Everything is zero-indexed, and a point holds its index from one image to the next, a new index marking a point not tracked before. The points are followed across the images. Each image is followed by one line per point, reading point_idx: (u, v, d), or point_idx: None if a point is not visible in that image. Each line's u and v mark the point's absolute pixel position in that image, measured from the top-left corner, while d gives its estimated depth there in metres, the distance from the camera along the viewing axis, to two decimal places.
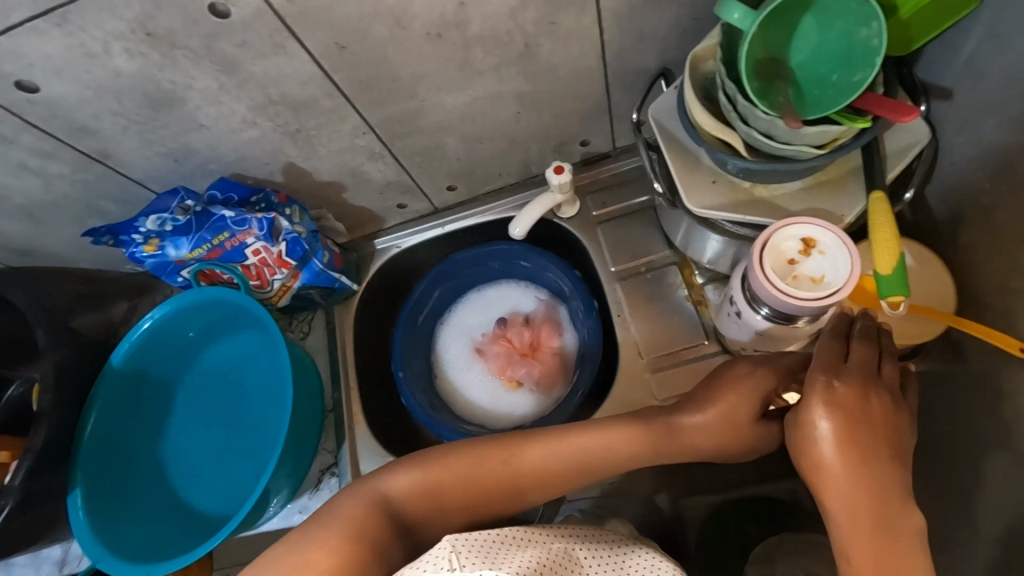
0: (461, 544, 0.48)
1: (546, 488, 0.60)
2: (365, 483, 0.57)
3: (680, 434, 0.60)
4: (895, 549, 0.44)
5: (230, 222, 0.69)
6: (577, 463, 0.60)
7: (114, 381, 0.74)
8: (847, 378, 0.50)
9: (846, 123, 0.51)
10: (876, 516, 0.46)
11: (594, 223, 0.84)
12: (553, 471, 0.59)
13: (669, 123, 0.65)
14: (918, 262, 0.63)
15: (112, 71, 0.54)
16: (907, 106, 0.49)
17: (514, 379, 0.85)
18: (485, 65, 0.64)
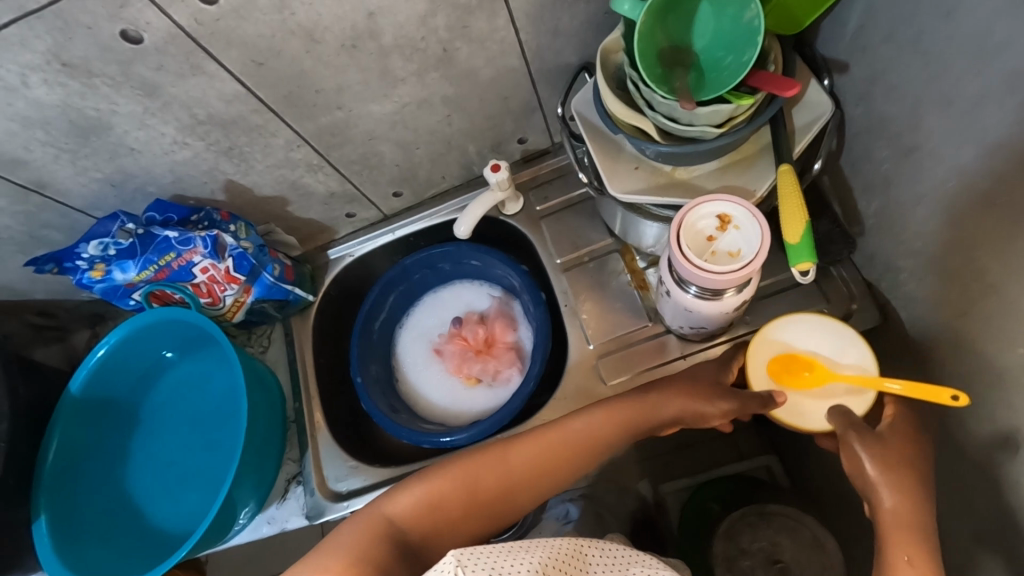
0: (467, 559, 0.46)
1: (543, 484, 0.62)
2: (371, 510, 0.58)
3: (640, 414, 0.63)
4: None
5: (175, 242, 0.70)
6: (569, 456, 0.62)
7: (72, 410, 0.76)
8: (896, 434, 0.54)
9: (734, 101, 0.54)
10: (923, 547, 0.49)
11: (538, 218, 0.86)
12: (553, 470, 0.62)
13: (590, 115, 0.68)
14: (821, 328, 0.61)
15: (32, 102, 0.55)
16: (789, 81, 0.52)
17: (475, 376, 0.86)
18: (406, 73, 0.66)
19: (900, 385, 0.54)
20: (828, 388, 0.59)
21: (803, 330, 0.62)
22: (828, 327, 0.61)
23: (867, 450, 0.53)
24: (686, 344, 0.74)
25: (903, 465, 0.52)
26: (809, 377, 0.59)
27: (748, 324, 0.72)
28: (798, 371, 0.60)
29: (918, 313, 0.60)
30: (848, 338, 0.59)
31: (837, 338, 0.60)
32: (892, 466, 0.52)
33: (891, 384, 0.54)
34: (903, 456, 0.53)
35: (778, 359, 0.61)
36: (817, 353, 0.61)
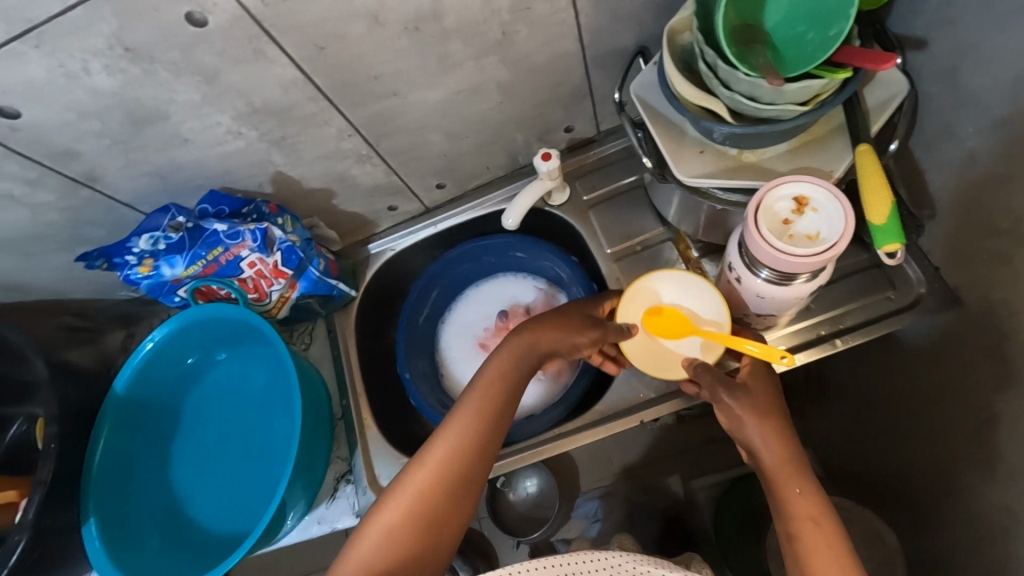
0: None
1: (481, 461, 0.59)
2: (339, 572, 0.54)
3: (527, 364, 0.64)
4: (823, 503, 0.56)
5: (223, 236, 0.69)
6: (482, 424, 0.60)
7: (118, 409, 0.74)
8: (755, 386, 0.62)
9: (825, 76, 0.52)
10: (808, 482, 0.57)
11: (586, 208, 0.84)
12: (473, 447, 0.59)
13: (651, 99, 0.66)
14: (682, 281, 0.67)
15: (90, 91, 0.53)
16: (885, 54, 0.49)
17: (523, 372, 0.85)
18: (464, 57, 0.64)
19: (758, 347, 0.60)
20: (687, 339, 0.66)
21: (669, 286, 0.67)
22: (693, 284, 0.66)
23: (739, 404, 0.60)
24: None
25: (770, 409, 0.60)
26: (673, 327, 0.65)
27: (811, 311, 0.71)
28: (663, 321, 0.66)
29: (999, 295, 0.59)
30: (709, 296, 0.65)
31: (698, 294, 0.66)
32: (761, 410, 0.60)
33: (739, 342, 0.61)
34: (767, 404, 0.61)
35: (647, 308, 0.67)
36: (680, 305, 0.67)
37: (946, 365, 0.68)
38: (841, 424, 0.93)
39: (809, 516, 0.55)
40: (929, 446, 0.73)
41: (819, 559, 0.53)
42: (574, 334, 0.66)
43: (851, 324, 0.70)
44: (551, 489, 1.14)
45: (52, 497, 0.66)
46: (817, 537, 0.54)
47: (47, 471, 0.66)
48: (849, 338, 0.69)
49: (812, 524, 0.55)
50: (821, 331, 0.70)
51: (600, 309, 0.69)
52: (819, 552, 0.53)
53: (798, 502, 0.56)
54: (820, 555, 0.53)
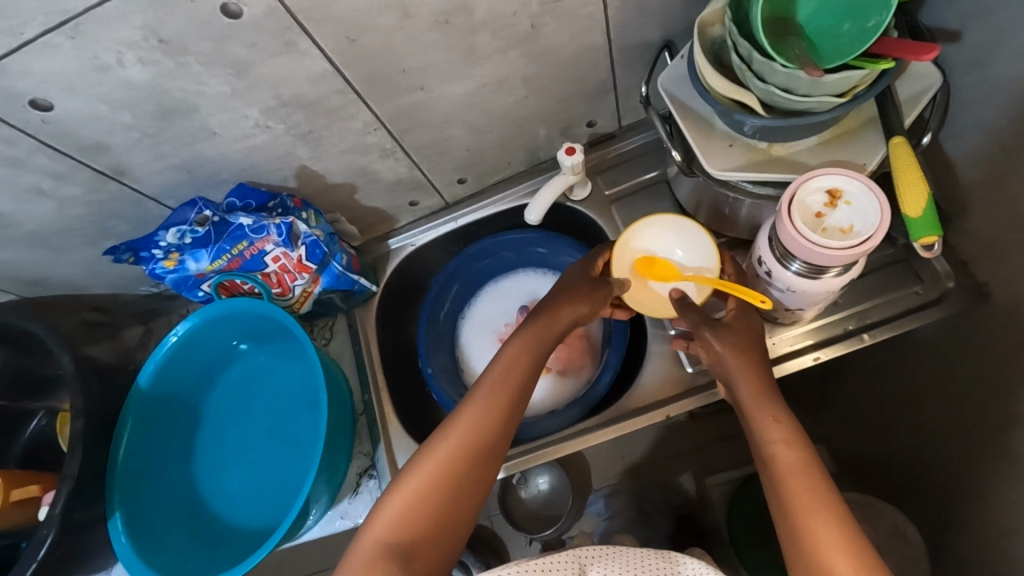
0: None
1: (496, 446, 0.58)
2: (357, 549, 0.54)
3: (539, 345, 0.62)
4: (795, 427, 0.56)
5: (248, 230, 0.69)
6: (497, 411, 0.59)
7: (142, 403, 0.74)
8: (736, 324, 0.63)
9: (866, 67, 0.51)
10: (780, 410, 0.58)
11: (608, 203, 0.84)
12: (488, 437, 0.58)
13: (679, 92, 0.66)
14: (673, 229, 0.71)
15: (122, 83, 0.53)
16: (926, 44, 0.49)
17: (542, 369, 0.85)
18: (492, 50, 0.63)
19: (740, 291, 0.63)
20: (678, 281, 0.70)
21: (660, 233, 0.71)
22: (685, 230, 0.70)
23: (722, 340, 0.61)
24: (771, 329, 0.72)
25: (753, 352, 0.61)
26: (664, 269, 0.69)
27: (838, 305, 0.70)
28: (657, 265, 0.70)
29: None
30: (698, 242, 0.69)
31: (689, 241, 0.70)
32: (744, 353, 0.61)
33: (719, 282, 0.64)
34: (748, 343, 0.62)
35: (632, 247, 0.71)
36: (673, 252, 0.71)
37: (972, 360, 0.68)
38: (860, 420, 0.93)
39: (781, 440, 0.56)
40: (953, 442, 0.73)
41: (797, 481, 0.53)
42: (581, 306, 0.64)
43: (878, 319, 0.69)
44: (564, 486, 1.14)
45: (78, 491, 0.66)
46: (790, 459, 0.54)
47: (73, 465, 0.66)
48: (876, 333, 0.69)
49: (783, 446, 0.55)
50: (847, 326, 0.70)
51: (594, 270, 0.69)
52: (796, 473, 0.53)
53: (774, 434, 0.56)
54: (794, 477, 0.53)
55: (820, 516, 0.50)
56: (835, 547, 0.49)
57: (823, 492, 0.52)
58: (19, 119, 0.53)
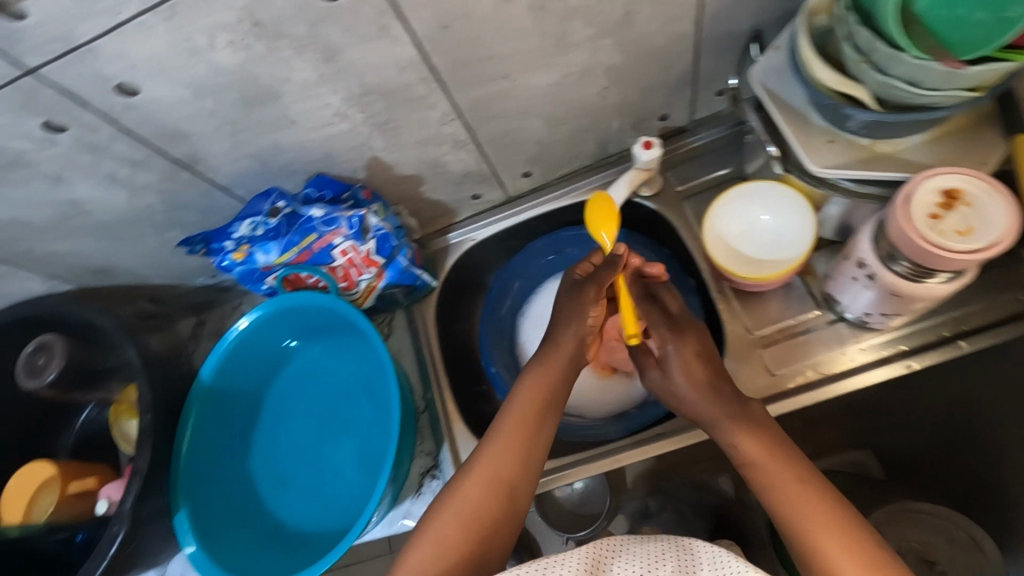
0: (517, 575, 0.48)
1: (524, 471, 0.57)
2: None
3: (555, 357, 0.65)
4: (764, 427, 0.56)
5: (318, 222, 0.67)
6: (521, 433, 0.59)
7: (204, 398, 0.73)
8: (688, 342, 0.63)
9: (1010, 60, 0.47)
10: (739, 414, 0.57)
11: (679, 198, 0.81)
12: (514, 474, 0.57)
13: (774, 85, 0.63)
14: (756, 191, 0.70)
15: (211, 67, 0.51)
16: None
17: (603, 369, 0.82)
18: (582, 38, 0.61)
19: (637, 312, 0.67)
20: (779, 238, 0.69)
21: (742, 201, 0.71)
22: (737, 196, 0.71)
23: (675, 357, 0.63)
24: (860, 333, 0.69)
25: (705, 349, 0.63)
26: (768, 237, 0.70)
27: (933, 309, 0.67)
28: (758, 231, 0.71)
29: None
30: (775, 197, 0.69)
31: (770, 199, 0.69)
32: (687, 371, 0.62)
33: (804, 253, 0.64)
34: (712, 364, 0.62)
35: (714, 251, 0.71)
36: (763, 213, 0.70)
37: None
38: None
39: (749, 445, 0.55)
40: None
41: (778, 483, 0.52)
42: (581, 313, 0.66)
43: (976, 325, 0.66)
44: (599, 487, 1.11)
45: (147, 486, 0.65)
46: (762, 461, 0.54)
47: (143, 460, 0.65)
48: (974, 340, 0.65)
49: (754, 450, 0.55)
50: (942, 332, 0.66)
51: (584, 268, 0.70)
52: (775, 474, 0.53)
53: (755, 448, 0.55)
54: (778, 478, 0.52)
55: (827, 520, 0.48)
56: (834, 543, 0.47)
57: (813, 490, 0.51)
58: (104, 104, 0.51)
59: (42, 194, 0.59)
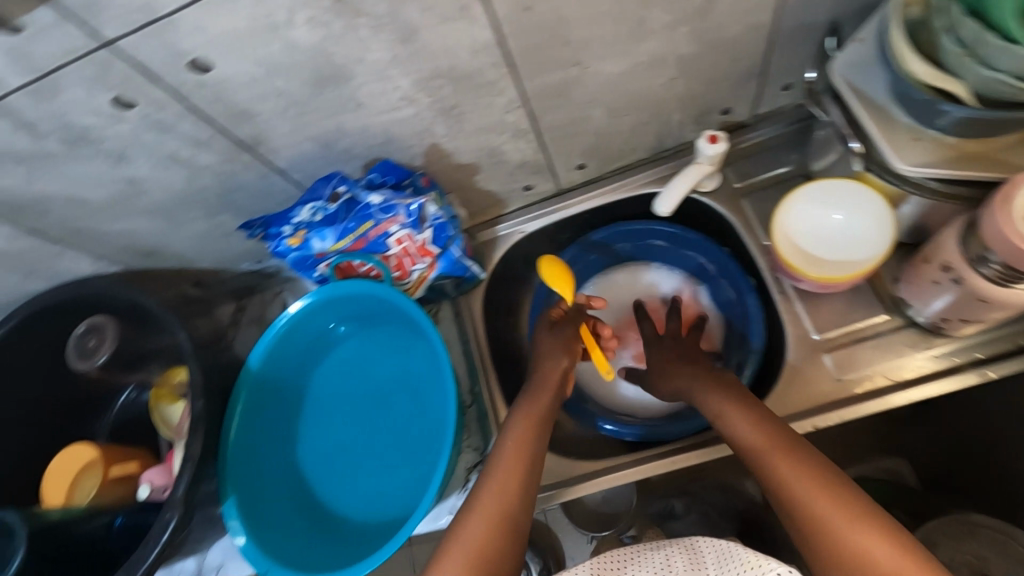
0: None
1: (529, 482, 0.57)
2: None
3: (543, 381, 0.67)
4: (762, 416, 0.55)
5: (376, 209, 0.65)
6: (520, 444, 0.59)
7: (254, 384, 0.72)
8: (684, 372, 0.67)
9: None
10: (738, 408, 0.57)
11: (739, 195, 0.79)
12: (513, 503, 0.54)
13: (854, 79, 0.61)
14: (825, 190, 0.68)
15: (288, 46, 0.49)
16: None
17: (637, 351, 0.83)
18: (660, 26, 0.59)
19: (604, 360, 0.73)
20: (851, 234, 0.68)
21: (811, 199, 0.69)
22: (802, 197, 0.69)
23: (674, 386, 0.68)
24: (930, 338, 0.66)
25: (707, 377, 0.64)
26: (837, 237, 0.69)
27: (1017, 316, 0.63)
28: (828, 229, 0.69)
29: None
30: (848, 192, 0.66)
31: (840, 193, 0.67)
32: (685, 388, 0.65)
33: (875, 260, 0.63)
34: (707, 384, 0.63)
35: (784, 255, 0.69)
36: (834, 210, 0.68)
37: None
38: None
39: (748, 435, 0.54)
40: None
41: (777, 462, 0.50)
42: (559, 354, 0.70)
43: None
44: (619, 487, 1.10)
45: (198, 474, 0.64)
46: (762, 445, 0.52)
47: (196, 446, 0.64)
48: None
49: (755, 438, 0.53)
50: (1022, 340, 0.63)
51: (555, 312, 0.76)
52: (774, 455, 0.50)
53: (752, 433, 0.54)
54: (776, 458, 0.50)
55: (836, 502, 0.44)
56: (839, 518, 0.43)
57: (813, 469, 0.47)
58: (174, 81, 0.50)
59: (103, 171, 0.58)
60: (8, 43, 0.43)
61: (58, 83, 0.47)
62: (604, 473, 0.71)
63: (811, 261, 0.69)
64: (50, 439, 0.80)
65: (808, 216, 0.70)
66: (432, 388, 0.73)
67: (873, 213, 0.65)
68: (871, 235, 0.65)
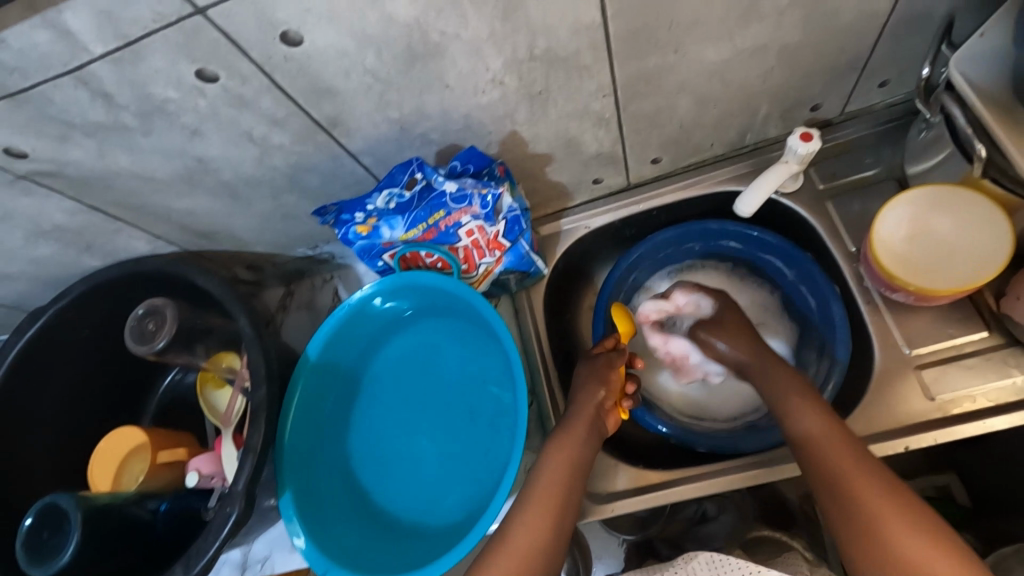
0: None
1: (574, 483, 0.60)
2: None
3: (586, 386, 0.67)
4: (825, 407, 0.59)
5: (450, 198, 0.62)
6: (565, 448, 0.61)
7: (312, 374, 0.69)
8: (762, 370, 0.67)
9: None
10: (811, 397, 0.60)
11: (823, 197, 0.75)
12: (559, 505, 0.58)
13: (979, 77, 0.56)
14: (938, 197, 0.64)
15: (386, 18, 0.46)
16: None
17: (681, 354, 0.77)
18: (771, 11, 0.54)
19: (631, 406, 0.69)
20: (954, 246, 0.64)
21: (919, 204, 0.65)
22: (903, 202, 0.65)
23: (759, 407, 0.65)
24: None
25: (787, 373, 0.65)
26: (938, 248, 0.65)
27: None
28: (931, 239, 0.65)
29: None
30: (964, 201, 0.62)
31: (955, 202, 0.63)
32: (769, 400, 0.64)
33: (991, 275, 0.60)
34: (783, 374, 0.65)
35: (880, 260, 0.65)
36: (942, 218, 0.64)
37: None
38: None
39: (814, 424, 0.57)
40: None
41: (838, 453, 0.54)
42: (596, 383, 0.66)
43: None
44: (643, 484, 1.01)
45: (258, 466, 0.61)
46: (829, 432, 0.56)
47: (257, 438, 0.61)
48: None
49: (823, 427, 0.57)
50: None
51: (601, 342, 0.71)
52: (837, 447, 0.55)
53: (818, 424, 0.57)
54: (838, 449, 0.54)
55: (895, 517, 0.49)
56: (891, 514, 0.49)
57: (871, 465, 0.53)
58: (262, 53, 0.47)
59: (174, 147, 0.55)
60: (98, 5, 0.40)
61: (144, 51, 0.44)
62: (658, 490, 0.68)
63: (911, 270, 0.65)
64: (96, 420, 0.78)
65: (910, 221, 0.66)
66: (489, 389, 0.70)
67: (988, 224, 0.62)
68: (980, 249, 0.63)
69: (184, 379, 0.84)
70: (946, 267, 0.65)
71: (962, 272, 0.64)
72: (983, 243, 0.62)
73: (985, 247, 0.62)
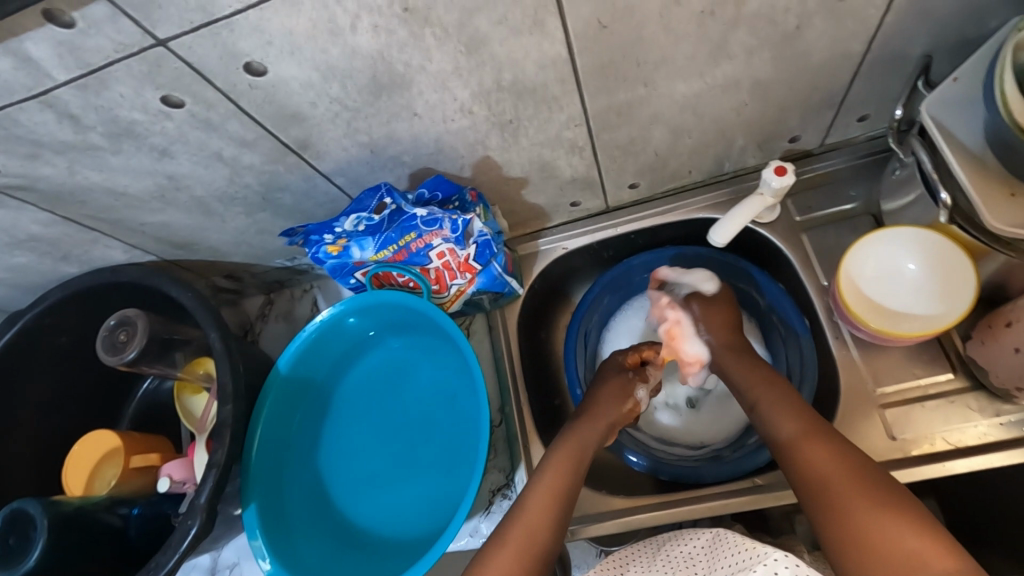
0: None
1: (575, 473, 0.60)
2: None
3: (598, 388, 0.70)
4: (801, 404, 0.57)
5: (420, 221, 0.62)
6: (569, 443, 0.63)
7: (281, 389, 0.70)
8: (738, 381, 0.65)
9: None
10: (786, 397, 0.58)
11: (799, 228, 0.75)
12: (563, 491, 0.59)
13: (948, 121, 0.56)
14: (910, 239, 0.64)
15: (349, 51, 0.46)
16: None
17: (675, 319, 0.74)
18: (741, 49, 0.54)
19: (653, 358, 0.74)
20: (920, 290, 0.65)
21: (892, 244, 0.65)
22: (874, 242, 0.66)
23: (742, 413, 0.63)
24: (997, 403, 0.62)
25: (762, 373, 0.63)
26: (905, 289, 0.66)
27: None
28: (899, 280, 0.66)
29: None
30: (932, 244, 0.63)
31: (925, 246, 0.64)
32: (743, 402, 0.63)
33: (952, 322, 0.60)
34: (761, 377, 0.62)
35: (846, 300, 0.65)
36: (911, 262, 0.65)
37: None
38: None
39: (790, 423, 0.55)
40: None
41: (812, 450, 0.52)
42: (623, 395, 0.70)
43: None
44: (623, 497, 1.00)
45: (221, 481, 0.62)
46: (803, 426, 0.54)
47: (220, 454, 0.62)
48: None
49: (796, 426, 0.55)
50: None
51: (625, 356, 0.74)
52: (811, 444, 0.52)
53: (790, 424, 0.55)
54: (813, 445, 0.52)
55: (870, 507, 0.46)
56: (867, 509, 0.46)
57: (846, 459, 0.50)
58: (226, 82, 0.47)
59: (144, 165, 0.56)
60: (59, 36, 0.41)
61: (108, 78, 0.45)
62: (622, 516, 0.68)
63: (875, 314, 0.66)
64: (72, 423, 0.79)
65: (877, 260, 0.66)
66: (462, 403, 0.71)
67: (955, 271, 0.62)
68: (946, 294, 0.63)
69: (162, 385, 0.86)
70: (910, 310, 0.66)
71: (926, 319, 0.65)
72: (949, 285, 0.63)
73: (954, 292, 0.62)
